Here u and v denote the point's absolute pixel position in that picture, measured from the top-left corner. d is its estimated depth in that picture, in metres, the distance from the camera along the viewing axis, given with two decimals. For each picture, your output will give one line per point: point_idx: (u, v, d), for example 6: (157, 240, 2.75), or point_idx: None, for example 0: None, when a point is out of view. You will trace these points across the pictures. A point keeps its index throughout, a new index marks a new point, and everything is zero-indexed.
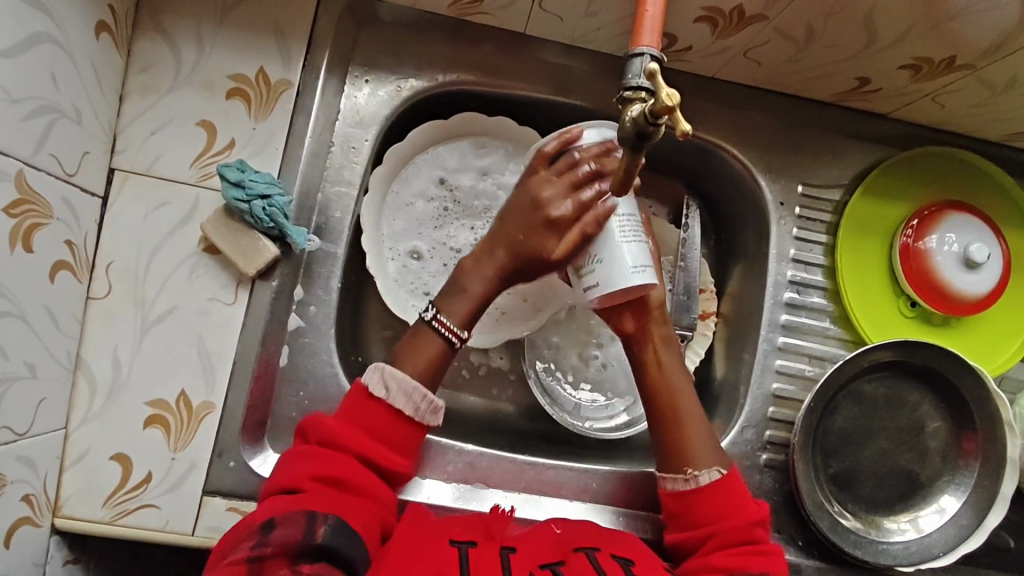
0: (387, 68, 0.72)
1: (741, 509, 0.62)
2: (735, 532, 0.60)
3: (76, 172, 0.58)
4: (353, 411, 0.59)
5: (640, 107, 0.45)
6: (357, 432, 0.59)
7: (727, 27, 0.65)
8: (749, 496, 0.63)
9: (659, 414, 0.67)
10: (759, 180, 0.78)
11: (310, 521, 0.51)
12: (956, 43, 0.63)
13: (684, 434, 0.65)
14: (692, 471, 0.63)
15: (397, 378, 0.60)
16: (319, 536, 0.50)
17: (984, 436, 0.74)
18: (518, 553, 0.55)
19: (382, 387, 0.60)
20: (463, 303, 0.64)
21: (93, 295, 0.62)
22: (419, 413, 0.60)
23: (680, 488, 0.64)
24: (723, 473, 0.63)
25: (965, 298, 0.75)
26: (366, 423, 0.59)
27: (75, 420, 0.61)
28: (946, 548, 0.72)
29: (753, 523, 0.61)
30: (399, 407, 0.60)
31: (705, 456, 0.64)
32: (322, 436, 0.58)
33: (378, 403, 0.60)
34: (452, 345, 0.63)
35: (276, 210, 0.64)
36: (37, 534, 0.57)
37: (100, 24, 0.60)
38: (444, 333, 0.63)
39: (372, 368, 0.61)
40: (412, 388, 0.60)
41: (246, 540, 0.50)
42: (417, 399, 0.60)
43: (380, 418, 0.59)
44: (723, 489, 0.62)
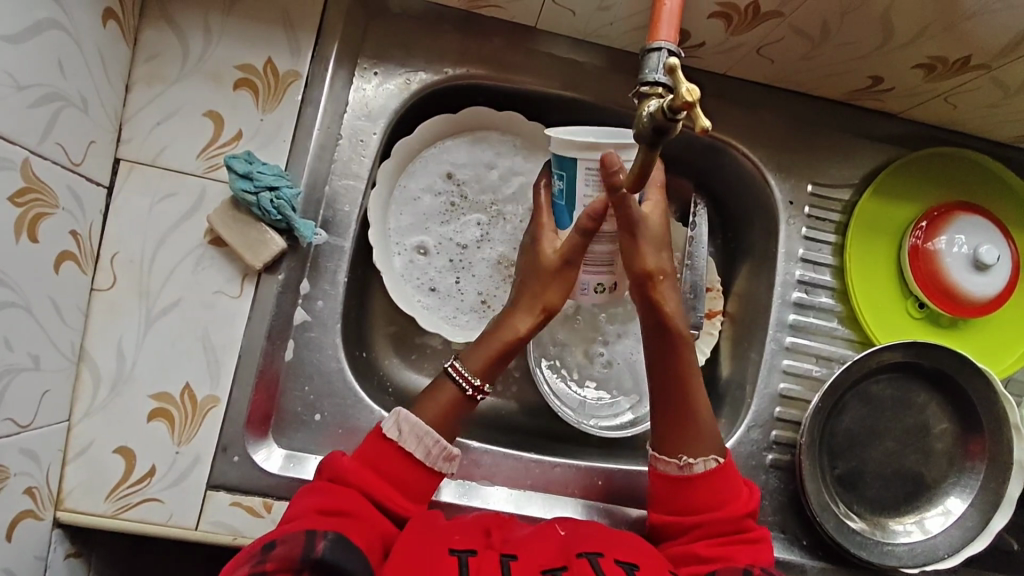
0: (397, 61, 0.71)
1: (729, 497, 0.62)
2: (723, 523, 0.60)
3: (82, 161, 0.57)
4: (367, 452, 0.60)
5: (658, 103, 0.46)
6: (366, 470, 0.59)
7: (741, 23, 0.65)
8: (738, 481, 0.63)
9: (669, 393, 0.65)
10: (768, 178, 0.77)
11: (310, 537, 0.50)
12: (972, 43, 0.63)
13: (687, 422, 0.64)
14: (687, 459, 0.63)
15: (410, 420, 0.61)
16: (319, 550, 0.50)
17: (991, 438, 0.74)
18: (520, 561, 0.54)
19: (395, 430, 0.61)
20: (484, 349, 0.65)
21: (97, 287, 0.61)
22: (432, 458, 0.61)
23: (674, 474, 0.63)
24: (719, 462, 0.63)
25: (975, 300, 0.74)
26: (378, 463, 0.60)
27: (79, 412, 0.60)
28: (951, 550, 0.72)
29: (741, 516, 0.60)
30: (411, 450, 0.60)
31: (703, 442, 0.64)
32: (335, 473, 0.59)
33: (391, 445, 0.60)
34: (466, 393, 0.64)
35: (284, 203, 0.63)
36: (39, 527, 0.57)
37: (107, 11, 0.59)
38: (459, 382, 0.64)
39: (389, 414, 0.62)
40: (422, 431, 0.60)
41: (245, 560, 0.48)
42: (429, 444, 0.60)
43: (392, 459, 0.60)
44: (714, 479, 0.62)
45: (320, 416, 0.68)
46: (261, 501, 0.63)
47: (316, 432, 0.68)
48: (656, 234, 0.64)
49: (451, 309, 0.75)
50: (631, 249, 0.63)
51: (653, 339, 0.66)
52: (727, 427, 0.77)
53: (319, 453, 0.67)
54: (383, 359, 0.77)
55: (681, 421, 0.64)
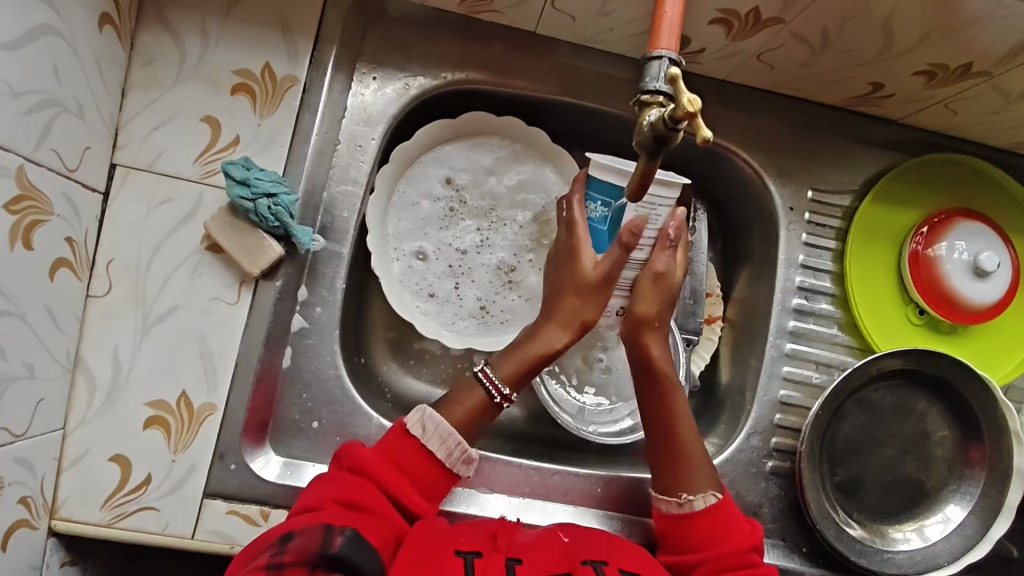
0: (396, 65, 0.71)
1: (730, 532, 0.60)
2: (729, 557, 0.59)
3: (77, 167, 0.57)
4: (389, 448, 0.60)
5: (658, 112, 0.45)
6: (387, 466, 0.59)
7: (742, 30, 0.64)
8: (740, 517, 0.62)
9: (660, 432, 0.66)
10: (768, 184, 0.77)
11: (327, 532, 0.50)
12: (973, 51, 0.63)
13: (680, 455, 0.65)
14: (686, 496, 0.63)
15: (434, 420, 0.60)
16: (336, 545, 0.49)
17: (991, 446, 0.74)
18: (525, 564, 0.54)
19: (419, 428, 0.60)
20: (512, 359, 0.66)
21: (93, 294, 0.61)
22: (452, 460, 0.60)
23: (674, 512, 0.63)
24: (719, 498, 0.62)
25: (974, 307, 0.74)
26: (398, 457, 0.59)
27: (74, 420, 0.60)
28: (951, 558, 0.72)
29: (746, 549, 0.59)
30: (433, 449, 0.60)
31: (701, 480, 0.63)
32: (354, 463, 0.59)
33: (412, 442, 0.60)
34: (494, 399, 0.64)
35: (282, 210, 0.63)
36: (34, 537, 0.56)
37: (103, 15, 0.58)
38: (489, 387, 0.64)
39: (413, 410, 0.62)
40: (447, 433, 0.60)
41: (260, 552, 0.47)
42: (451, 445, 0.60)
43: (414, 457, 0.59)
44: (715, 514, 0.61)
45: (318, 424, 0.68)
46: (258, 510, 0.63)
47: (314, 439, 0.67)
48: (669, 289, 0.66)
49: (450, 315, 0.75)
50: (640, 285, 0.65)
51: (643, 383, 0.68)
52: (727, 434, 0.76)
53: (317, 461, 0.67)
54: (382, 365, 0.77)
55: (673, 458, 0.65)
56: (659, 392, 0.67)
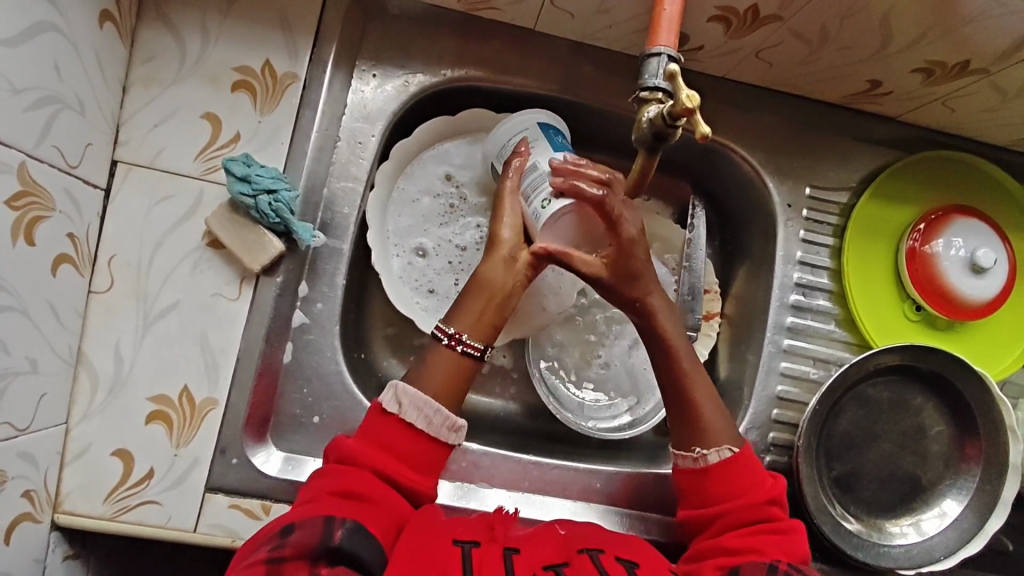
0: (395, 63, 0.71)
1: (749, 488, 0.61)
2: (748, 511, 0.60)
3: (79, 163, 0.57)
4: (369, 429, 0.58)
5: (658, 109, 0.46)
6: (375, 450, 0.57)
7: (740, 27, 0.65)
8: (760, 467, 0.63)
9: (673, 389, 0.65)
10: (766, 180, 0.77)
11: (327, 525, 0.51)
12: (969, 48, 0.63)
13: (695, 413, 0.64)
14: (700, 450, 0.63)
15: (408, 393, 0.58)
16: (336, 538, 0.50)
17: (987, 441, 0.74)
18: (522, 554, 0.54)
19: (395, 403, 0.58)
20: (468, 308, 0.62)
21: (95, 289, 0.61)
22: (434, 429, 0.58)
23: (690, 466, 0.63)
24: (734, 451, 0.62)
25: (970, 303, 0.75)
26: (383, 439, 0.57)
27: (76, 415, 0.60)
28: (947, 552, 0.72)
29: (764, 503, 0.60)
30: (410, 420, 0.58)
31: (716, 433, 0.63)
32: (342, 454, 0.57)
33: (392, 418, 0.58)
34: (443, 342, 0.61)
35: (282, 206, 0.63)
36: (37, 530, 0.57)
37: (104, 13, 0.58)
38: (441, 336, 0.61)
39: (387, 388, 0.59)
40: (423, 401, 0.58)
41: (264, 543, 0.50)
42: (429, 413, 0.58)
43: (396, 435, 0.57)
44: (732, 468, 0.62)
45: (318, 419, 0.68)
46: (260, 504, 0.63)
47: (315, 434, 0.68)
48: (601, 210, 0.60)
49: None
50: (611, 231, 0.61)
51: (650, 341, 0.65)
52: None
53: (318, 456, 0.67)
54: (382, 361, 0.77)
55: (686, 413, 0.64)
56: (666, 346, 0.65)
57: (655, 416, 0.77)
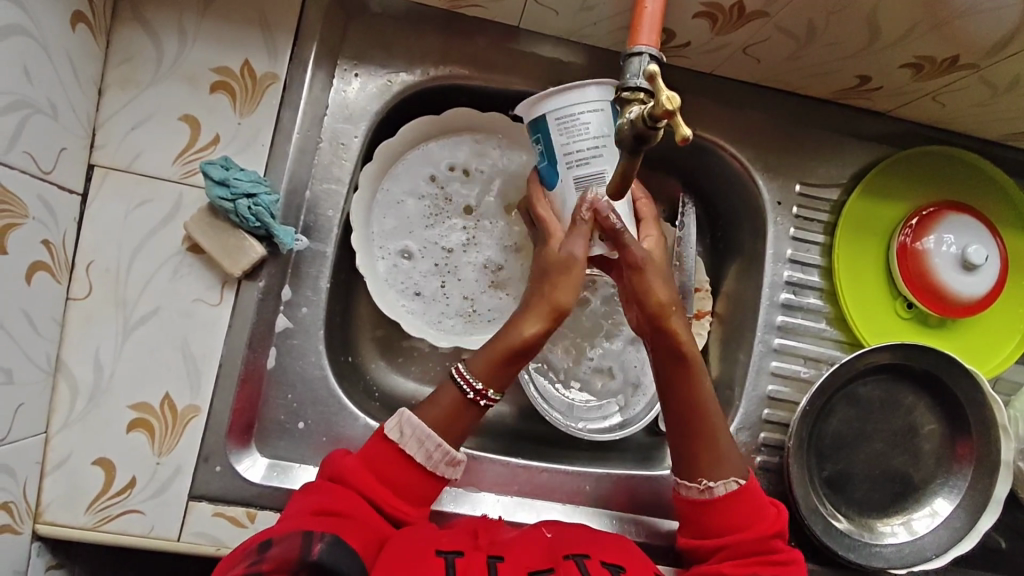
0: (378, 62, 0.70)
1: (756, 520, 0.61)
2: (750, 544, 0.59)
3: (53, 169, 0.56)
4: (368, 452, 0.59)
5: (638, 110, 0.45)
6: (368, 474, 0.57)
7: (726, 24, 0.64)
8: (765, 500, 0.62)
9: (682, 414, 0.64)
10: (756, 178, 0.76)
11: (306, 539, 0.49)
12: (959, 43, 0.62)
13: (704, 438, 0.63)
14: (707, 481, 0.62)
15: (412, 423, 0.59)
16: (315, 551, 0.48)
17: (979, 439, 0.74)
18: (506, 562, 0.54)
19: (397, 433, 0.59)
20: (487, 355, 0.61)
21: (73, 296, 0.60)
22: (432, 463, 0.59)
23: (695, 496, 0.63)
24: (741, 484, 0.62)
25: (962, 300, 0.74)
26: (381, 467, 0.58)
27: (56, 424, 0.59)
28: (938, 551, 0.72)
29: (766, 536, 0.59)
30: (412, 454, 0.58)
31: (726, 465, 0.63)
32: (335, 472, 0.58)
33: (391, 446, 0.59)
34: (468, 396, 0.61)
35: (262, 210, 0.62)
36: (18, 541, 0.56)
37: (76, 14, 0.57)
38: (461, 384, 0.60)
39: (392, 416, 0.60)
40: (424, 435, 0.58)
41: (240, 561, 0.48)
42: (430, 447, 0.58)
43: (393, 463, 0.58)
44: (738, 500, 0.61)
45: (303, 424, 0.67)
46: (244, 511, 0.63)
47: (300, 440, 0.67)
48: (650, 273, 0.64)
49: (436, 314, 0.74)
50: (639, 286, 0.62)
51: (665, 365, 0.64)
52: None
53: (304, 462, 0.67)
54: (369, 363, 0.76)
55: (697, 440, 0.64)
56: (684, 371, 0.63)
57: (644, 419, 0.76)
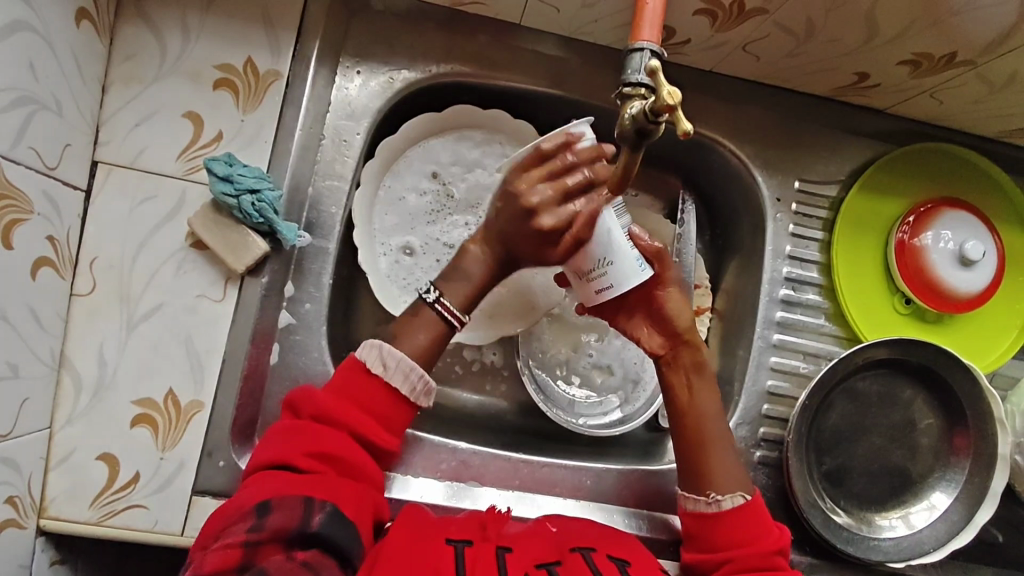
0: (380, 59, 0.70)
1: (761, 536, 0.61)
2: (757, 558, 0.60)
3: (57, 165, 0.56)
4: (347, 386, 0.58)
5: (640, 105, 0.45)
6: (350, 405, 0.58)
7: (726, 20, 0.64)
8: (769, 523, 0.62)
9: (679, 426, 0.66)
10: (756, 174, 0.77)
11: (307, 509, 0.51)
12: (956, 40, 0.63)
13: (707, 450, 0.65)
14: (715, 495, 0.63)
15: (396, 356, 0.59)
16: (315, 524, 0.50)
17: (976, 433, 0.74)
18: (514, 552, 0.54)
19: (380, 364, 0.59)
20: (466, 286, 0.63)
21: (77, 292, 0.60)
22: (413, 393, 0.59)
23: (702, 510, 0.63)
24: (747, 499, 0.63)
25: (960, 295, 0.75)
26: (361, 397, 0.58)
27: (60, 419, 0.59)
28: (937, 544, 0.73)
29: (770, 553, 0.60)
30: (397, 387, 0.59)
31: (729, 480, 0.64)
32: (315, 410, 0.57)
33: (375, 380, 0.59)
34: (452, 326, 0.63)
35: (265, 206, 0.62)
36: (23, 536, 0.56)
37: (81, 11, 0.57)
38: (446, 317, 0.62)
39: (369, 345, 0.59)
40: (409, 368, 0.59)
41: (240, 521, 0.49)
42: (414, 379, 0.59)
43: (374, 393, 0.58)
44: (745, 515, 0.62)
45: None
46: None
47: None
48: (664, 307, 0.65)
49: None
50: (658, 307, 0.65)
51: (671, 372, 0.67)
52: None
53: None
54: None
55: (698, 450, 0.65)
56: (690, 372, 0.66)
57: (645, 414, 0.77)
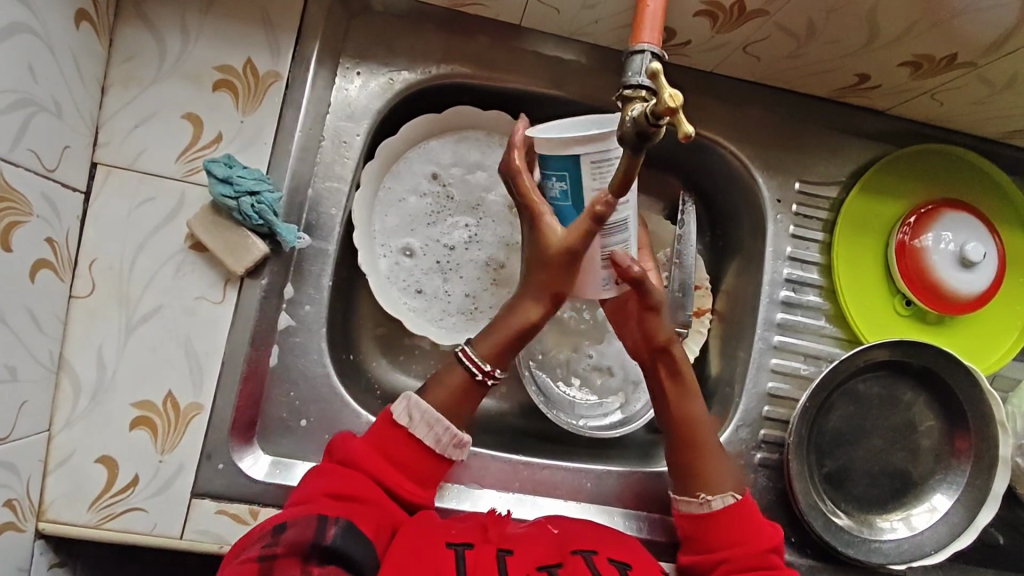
0: (379, 60, 0.70)
1: (755, 534, 0.61)
2: (753, 558, 0.59)
3: (57, 167, 0.56)
4: (378, 438, 0.59)
5: (641, 107, 0.45)
6: (377, 456, 0.58)
7: (727, 21, 0.64)
8: (763, 521, 0.62)
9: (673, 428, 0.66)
10: (756, 176, 0.77)
11: (321, 523, 0.51)
12: (957, 41, 0.63)
13: (701, 456, 0.65)
14: (705, 496, 0.63)
15: (421, 408, 0.60)
16: (329, 536, 0.50)
17: (977, 435, 0.74)
18: (516, 555, 0.54)
19: (406, 416, 0.60)
20: (493, 337, 0.63)
21: (76, 294, 0.60)
22: (441, 446, 0.60)
23: (695, 511, 0.63)
24: (738, 498, 0.63)
25: (960, 297, 0.75)
26: (390, 448, 0.59)
27: (59, 422, 0.59)
28: (938, 546, 0.73)
29: (766, 551, 0.60)
30: (422, 437, 0.59)
31: (721, 480, 0.64)
32: (344, 457, 0.58)
33: (401, 431, 0.59)
34: (476, 377, 0.62)
35: (265, 207, 0.62)
36: (21, 539, 0.56)
37: (80, 12, 0.57)
38: (470, 366, 0.62)
39: (399, 399, 0.61)
40: (434, 419, 0.59)
41: (257, 540, 0.49)
42: (440, 431, 0.59)
43: (403, 446, 0.59)
44: (737, 515, 0.62)
45: (305, 422, 0.67)
46: (247, 508, 0.63)
47: (302, 438, 0.67)
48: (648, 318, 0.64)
49: (438, 311, 0.74)
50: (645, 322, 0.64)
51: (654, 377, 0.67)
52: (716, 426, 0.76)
53: (307, 458, 0.67)
54: (370, 361, 0.76)
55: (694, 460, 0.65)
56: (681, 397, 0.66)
57: (647, 414, 0.77)
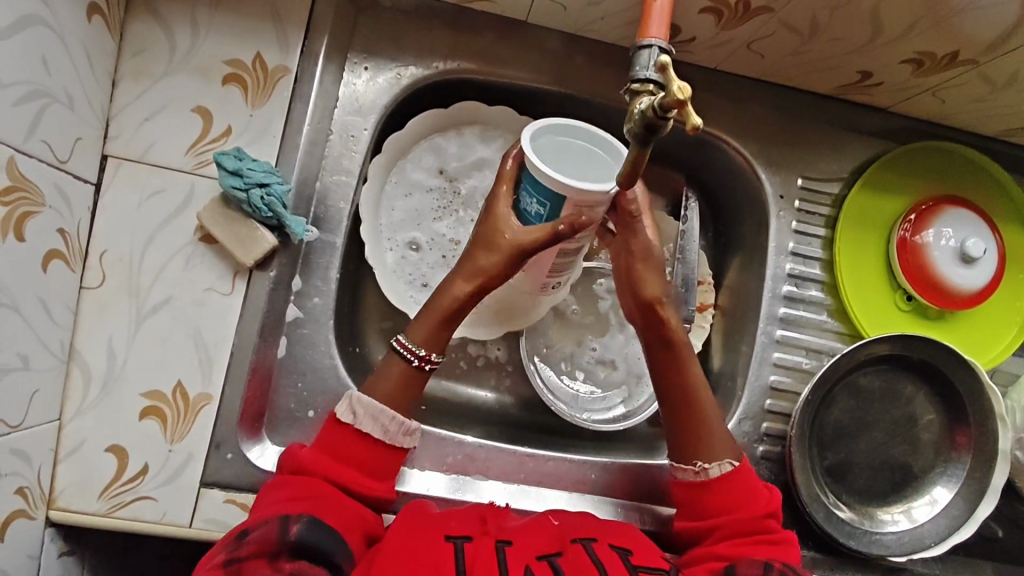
0: (387, 55, 0.71)
1: (751, 501, 0.62)
2: (745, 523, 0.61)
3: (69, 159, 0.57)
4: (324, 439, 0.60)
5: (649, 100, 0.46)
6: (328, 458, 0.59)
7: (732, 18, 0.65)
8: (758, 484, 0.64)
9: (676, 402, 0.66)
10: (758, 171, 0.78)
11: (283, 521, 0.52)
12: (959, 39, 0.63)
13: (698, 422, 0.65)
14: (702, 464, 0.64)
15: (363, 403, 0.60)
16: (293, 532, 0.51)
17: (977, 429, 0.75)
18: (515, 546, 0.54)
19: (349, 414, 0.60)
20: (426, 321, 0.63)
21: (87, 285, 0.61)
22: (391, 436, 0.60)
23: (691, 479, 0.64)
24: (735, 465, 0.64)
25: (960, 292, 0.76)
26: (336, 448, 0.59)
27: (69, 411, 0.60)
28: (938, 538, 0.73)
29: (760, 517, 0.61)
30: (368, 430, 0.60)
31: (719, 447, 0.64)
32: (295, 466, 0.58)
33: (347, 428, 0.60)
34: (413, 363, 0.63)
35: (275, 200, 0.63)
36: (32, 526, 0.56)
37: (92, 6, 0.58)
38: (405, 354, 0.62)
39: (342, 400, 0.61)
40: (377, 410, 0.60)
41: (220, 548, 0.50)
42: (386, 421, 0.60)
43: (349, 442, 0.59)
44: (731, 483, 0.63)
45: (313, 413, 0.68)
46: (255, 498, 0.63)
47: (309, 429, 0.68)
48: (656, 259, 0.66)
49: None
50: (633, 275, 0.66)
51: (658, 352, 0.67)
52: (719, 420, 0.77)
53: None
54: (376, 354, 0.77)
55: (692, 427, 0.65)
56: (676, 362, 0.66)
57: (649, 409, 0.78)
